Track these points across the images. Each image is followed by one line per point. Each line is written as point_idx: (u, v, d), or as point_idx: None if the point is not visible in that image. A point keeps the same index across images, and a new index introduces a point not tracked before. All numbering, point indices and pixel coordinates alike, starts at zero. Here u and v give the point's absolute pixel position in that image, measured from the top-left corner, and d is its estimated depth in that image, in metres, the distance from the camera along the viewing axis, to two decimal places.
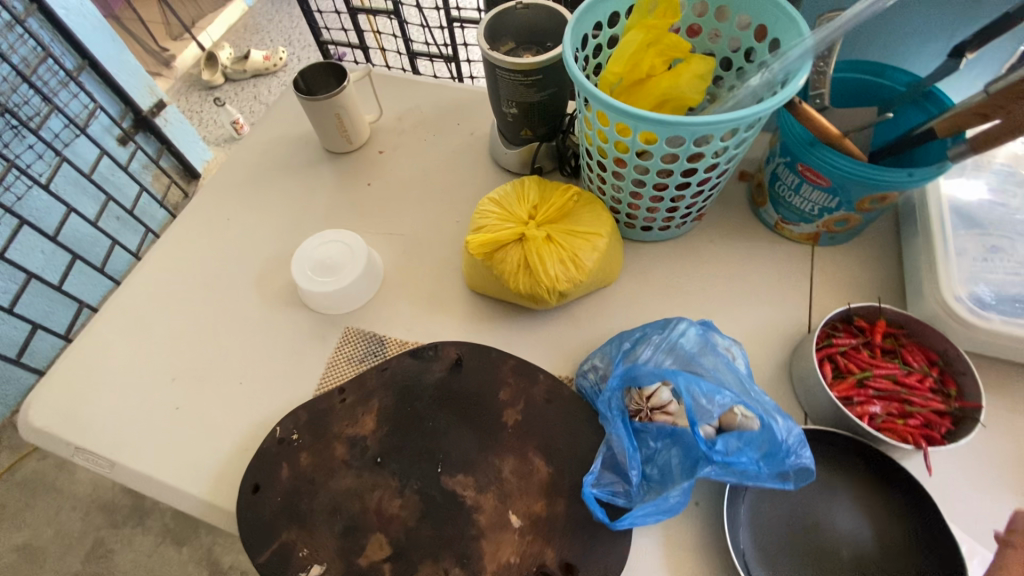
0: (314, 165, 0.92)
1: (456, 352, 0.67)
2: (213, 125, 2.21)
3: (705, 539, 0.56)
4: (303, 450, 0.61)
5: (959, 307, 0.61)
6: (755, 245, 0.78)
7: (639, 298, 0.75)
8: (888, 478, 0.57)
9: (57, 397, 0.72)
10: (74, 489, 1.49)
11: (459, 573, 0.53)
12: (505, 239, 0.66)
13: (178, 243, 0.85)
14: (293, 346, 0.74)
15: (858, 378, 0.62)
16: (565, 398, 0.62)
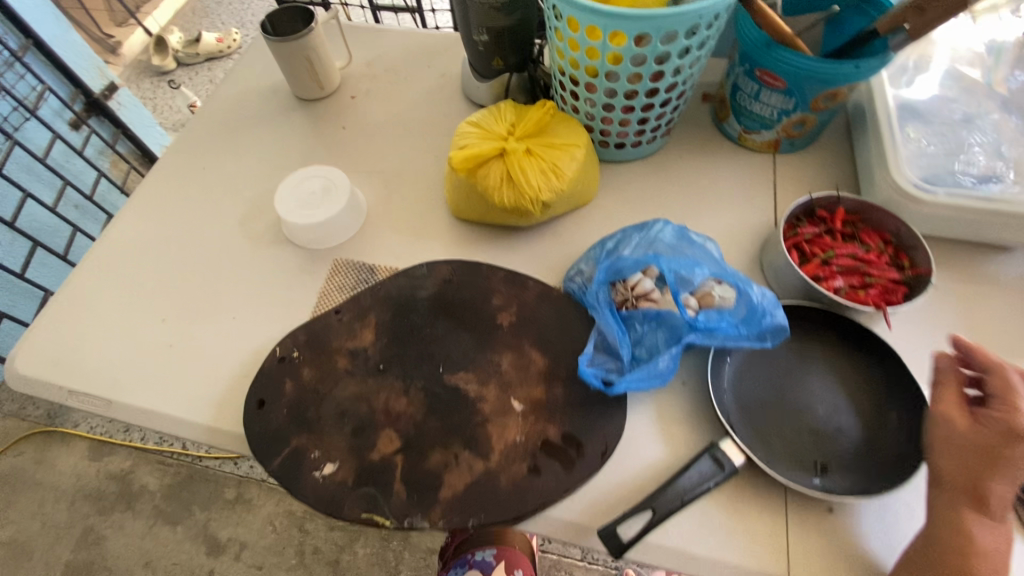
0: (287, 113, 0.92)
1: (447, 268, 0.70)
2: (168, 111, 2.14)
3: (693, 410, 0.60)
4: (305, 365, 0.63)
5: (908, 185, 0.66)
6: (721, 157, 0.82)
7: (617, 210, 0.78)
8: (855, 342, 0.62)
9: (44, 346, 0.71)
10: (56, 481, 1.46)
11: (469, 455, 0.56)
12: (486, 153, 0.68)
13: (155, 194, 0.84)
14: (283, 280, 0.75)
15: (822, 259, 0.66)
16: (555, 298, 0.66)
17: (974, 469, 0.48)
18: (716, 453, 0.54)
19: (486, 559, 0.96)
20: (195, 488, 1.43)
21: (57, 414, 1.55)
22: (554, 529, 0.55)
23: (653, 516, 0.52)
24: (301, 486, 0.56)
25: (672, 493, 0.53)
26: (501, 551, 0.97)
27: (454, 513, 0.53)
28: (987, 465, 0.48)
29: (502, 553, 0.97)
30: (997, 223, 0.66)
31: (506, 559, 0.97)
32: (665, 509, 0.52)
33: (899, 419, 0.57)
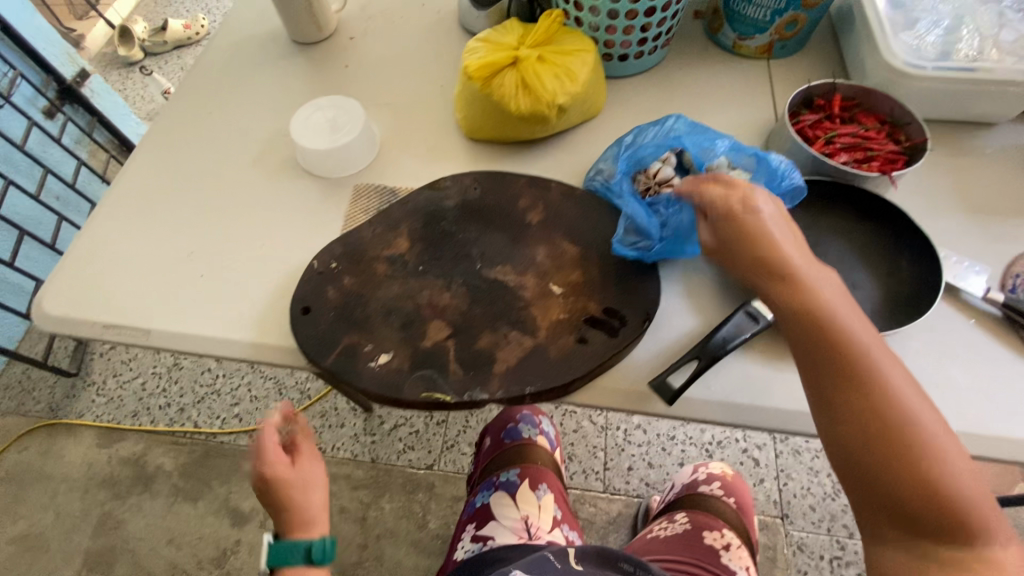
0: (286, 56, 0.91)
1: (471, 178, 0.71)
2: (141, 100, 1.91)
3: (721, 281, 0.64)
4: (345, 274, 0.64)
5: (900, 64, 0.70)
6: (720, 64, 0.85)
7: (626, 119, 0.80)
8: (864, 209, 0.66)
9: (70, 286, 0.70)
10: (66, 472, 1.42)
11: (517, 334, 0.59)
12: (501, 63, 0.71)
13: (164, 140, 0.83)
14: (306, 208, 0.75)
15: (827, 138, 0.71)
16: (579, 195, 0.68)
17: (798, 314, 0.51)
18: (750, 309, 0.57)
19: (510, 480, 0.96)
20: (212, 464, 1.41)
21: (61, 406, 1.48)
22: (602, 394, 0.59)
23: (698, 364, 0.56)
24: (358, 376, 0.58)
25: (716, 344, 0.56)
26: (526, 469, 0.97)
27: (511, 382, 0.57)
28: (760, 260, 0.53)
29: (527, 471, 0.97)
30: (984, 95, 0.71)
31: (531, 477, 0.96)
32: (710, 358, 0.56)
33: (911, 272, 0.62)
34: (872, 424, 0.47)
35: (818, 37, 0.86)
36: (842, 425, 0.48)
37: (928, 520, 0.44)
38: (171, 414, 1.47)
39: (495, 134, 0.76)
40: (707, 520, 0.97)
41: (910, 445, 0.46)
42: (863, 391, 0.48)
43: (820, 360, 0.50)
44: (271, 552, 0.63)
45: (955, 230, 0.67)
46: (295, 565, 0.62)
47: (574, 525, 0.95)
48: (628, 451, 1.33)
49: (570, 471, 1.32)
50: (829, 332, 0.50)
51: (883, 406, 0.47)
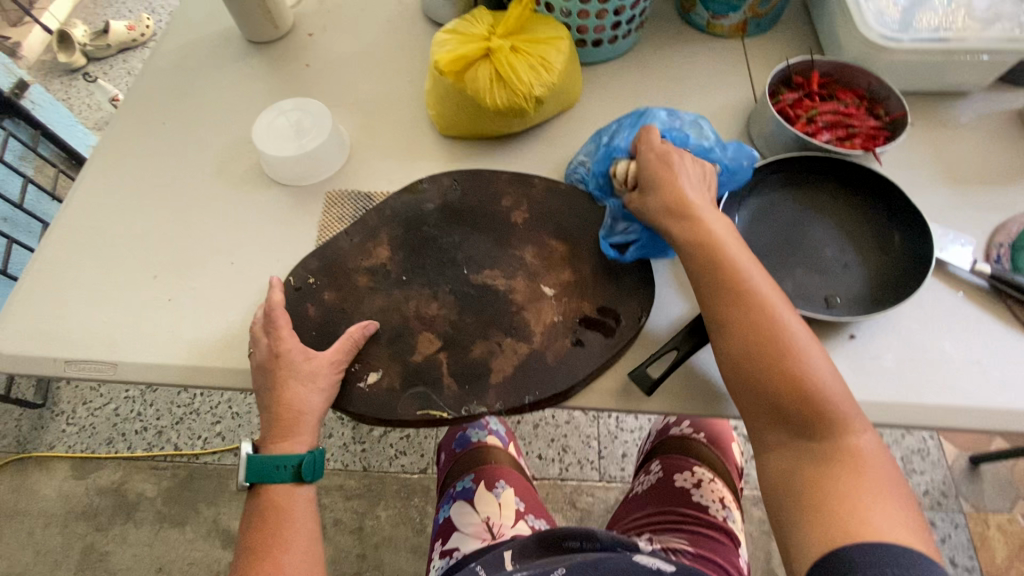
0: (240, 58, 0.86)
1: (450, 178, 0.68)
2: (88, 110, 1.77)
3: None
4: (325, 289, 0.61)
5: (875, 36, 0.69)
6: (696, 44, 0.82)
7: (605, 106, 0.78)
8: (855, 189, 0.66)
9: (25, 321, 0.65)
10: (41, 506, 1.30)
11: (511, 340, 0.58)
12: (473, 56, 0.67)
13: (117, 155, 0.78)
14: (273, 218, 0.71)
15: (808, 117, 0.69)
16: (563, 188, 0.66)
17: (686, 243, 0.53)
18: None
19: (467, 486, 0.85)
20: (198, 486, 1.31)
21: (30, 439, 1.35)
22: (602, 396, 0.57)
23: (679, 354, 0.55)
24: (350, 399, 0.56)
25: (697, 331, 0.55)
26: (479, 471, 0.86)
27: (508, 395, 0.55)
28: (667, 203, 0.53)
29: (482, 472, 0.86)
30: (956, 66, 0.71)
31: (486, 478, 0.85)
32: (691, 347, 0.55)
33: (901, 249, 0.62)
34: (749, 337, 0.49)
35: (790, 13, 0.84)
36: (723, 339, 0.50)
37: (796, 415, 0.47)
38: (149, 439, 1.35)
39: (470, 131, 0.73)
40: (677, 462, 0.86)
41: (780, 356, 0.48)
42: (740, 308, 0.50)
43: (705, 283, 0.52)
44: (249, 463, 0.55)
45: (938, 204, 0.67)
46: (279, 481, 0.55)
47: (543, 514, 0.84)
48: (620, 438, 1.31)
49: (564, 463, 1.29)
50: (712, 255, 0.51)
51: (759, 320, 0.49)
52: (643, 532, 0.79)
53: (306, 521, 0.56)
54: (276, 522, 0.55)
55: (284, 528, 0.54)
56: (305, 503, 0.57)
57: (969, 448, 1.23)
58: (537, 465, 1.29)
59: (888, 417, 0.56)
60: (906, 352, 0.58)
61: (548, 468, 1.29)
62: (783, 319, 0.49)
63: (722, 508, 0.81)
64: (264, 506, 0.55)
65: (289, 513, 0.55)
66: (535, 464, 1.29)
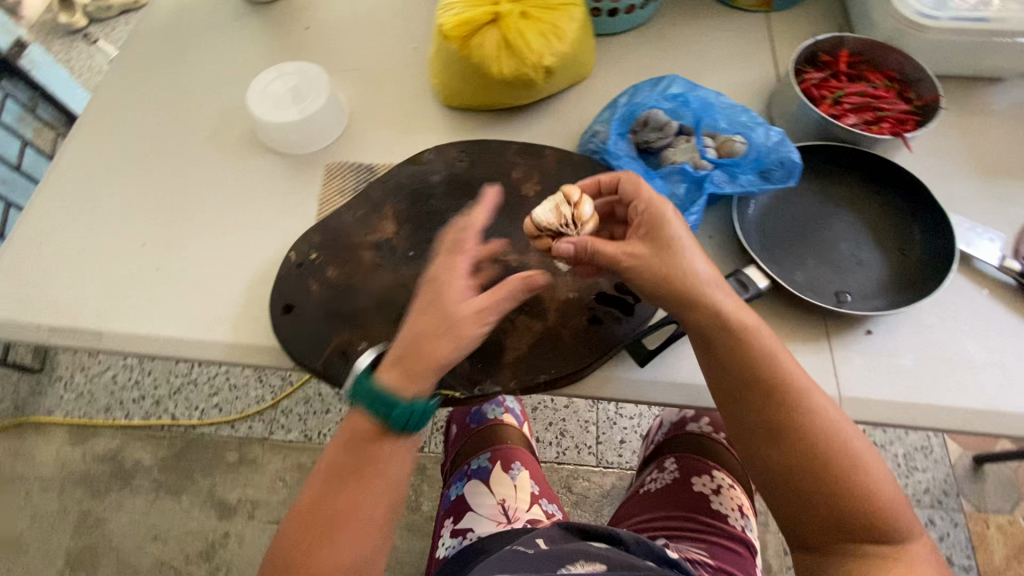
0: (239, 19, 0.82)
1: (456, 151, 0.65)
2: None
3: (722, 258, 0.59)
4: (328, 264, 0.59)
5: (910, 14, 0.65)
6: (718, 18, 0.78)
7: (623, 79, 0.73)
8: (879, 177, 0.62)
9: (9, 285, 0.63)
10: (39, 472, 1.30)
11: (525, 319, 0.55)
12: (479, 20, 0.63)
13: (110, 116, 0.75)
14: (271, 187, 0.68)
15: (833, 99, 0.66)
16: (577, 164, 0.63)
17: (730, 351, 0.48)
18: (741, 277, 0.55)
19: (482, 466, 0.81)
20: (194, 456, 1.30)
21: (27, 404, 1.35)
22: (610, 385, 0.55)
23: (677, 329, 0.54)
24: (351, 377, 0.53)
25: None
26: (496, 450, 0.84)
27: (524, 373, 0.53)
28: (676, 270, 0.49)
29: (498, 452, 0.83)
30: (993, 49, 0.67)
31: (502, 458, 0.82)
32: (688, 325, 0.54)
33: (922, 243, 0.58)
34: (809, 454, 0.46)
35: None
36: (778, 456, 0.47)
37: (857, 524, 0.46)
38: (146, 408, 1.35)
39: (473, 101, 0.69)
40: (694, 463, 0.75)
41: (847, 471, 0.46)
42: (798, 421, 0.47)
43: (754, 393, 0.48)
44: (359, 386, 0.47)
45: (969, 196, 0.63)
46: (373, 420, 0.47)
47: (556, 499, 0.81)
48: (619, 425, 1.28)
49: (562, 447, 1.27)
50: (763, 365, 0.48)
51: (820, 435, 0.46)
52: (657, 537, 0.68)
53: (391, 470, 0.48)
54: (360, 459, 0.47)
55: (367, 470, 0.47)
56: (396, 452, 0.48)
57: (972, 447, 1.20)
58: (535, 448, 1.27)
59: (904, 419, 0.53)
60: (924, 350, 0.55)
61: (545, 452, 1.26)
62: (843, 429, 0.47)
63: (741, 518, 0.70)
64: (354, 435, 0.48)
65: (375, 456, 0.48)
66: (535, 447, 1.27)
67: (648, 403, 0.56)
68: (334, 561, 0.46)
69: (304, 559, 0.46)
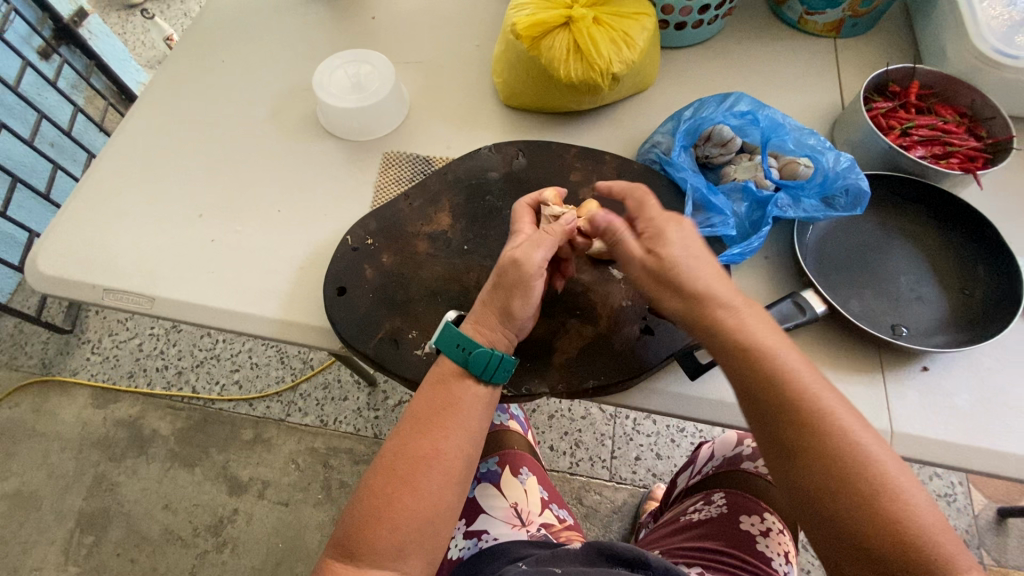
0: (308, 4, 0.83)
1: (516, 149, 0.65)
2: (141, 46, 1.72)
3: (775, 280, 0.59)
4: (383, 251, 0.59)
5: (987, 50, 0.63)
6: (784, 41, 0.77)
7: (685, 93, 0.73)
8: (944, 212, 0.61)
9: (68, 242, 0.65)
10: (59, 430, 1.31)
11: (577, 322, 0.55)
12: (552, 23, 0.64)
13: (177, 87, 0.76)
14: (329, 170, 0.69)
15: (902, 130, 0.65)
16: (636, 172, 0.63)
17: (737, 361, 0.45)
18: (799, 299, 0.54)
19: (491, 469, 0.78)
20: (211, 431, 1.30)
21: (53, 363, 1.36)
22: (653, 397, 0.55)
23: None
24: (402, 365, 0.54)
25: None
26: (503, 454, 0.80)
27: (572, 376, 0.53)
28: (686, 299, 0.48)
29: (506, 457, 0.80)
30: None
31: (510, 462, 0.79)
32: None
33: (986, 283, 0.57)
34: (830, 475, 0.41)
35: (889, 16, 0.78)
36: (795, 475, 0.43)
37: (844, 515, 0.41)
38: (169, 378, 1.35)
39: (534, 103, 0.70)
40: (744, 501, 0.72)
41: (874, 496, 0.40)
42: (813, 437, 0.42)
43: (765, 408, 0.44)
44: (443, 331, 0.51)
45: None
46: (460, 366, 0.50)
47: (564, 502, 0.81)
48: (636, 441, 1.22)
49: (575, 458, 1.22)
50: (772, 375, 0.44)
51: (839, 453, 0.41)
52: (694, 565, 0.66)
53: (474, 418, 0.49)
54: (444, 405, 0.49)
55: (450, 415, 0.49)
56: (478, 400, 0.50)
57: (1001, 499, 1.10)
58: (547, 457, 1.22)
59: (952, 460, 0.52)
60: (982, 391, 0.53)
61: (558, 461, 1.22)
62: (866, 447, 0.41)
63: (786, 564, 0.67)
64: (437, 382, 0.50)
65: (459, 402, 0.49)
66: (546, 454, 1.22)
67: (690, 419, 0.56)
68: (415, 507, 0.46)
69: (385, 504, 0.46)
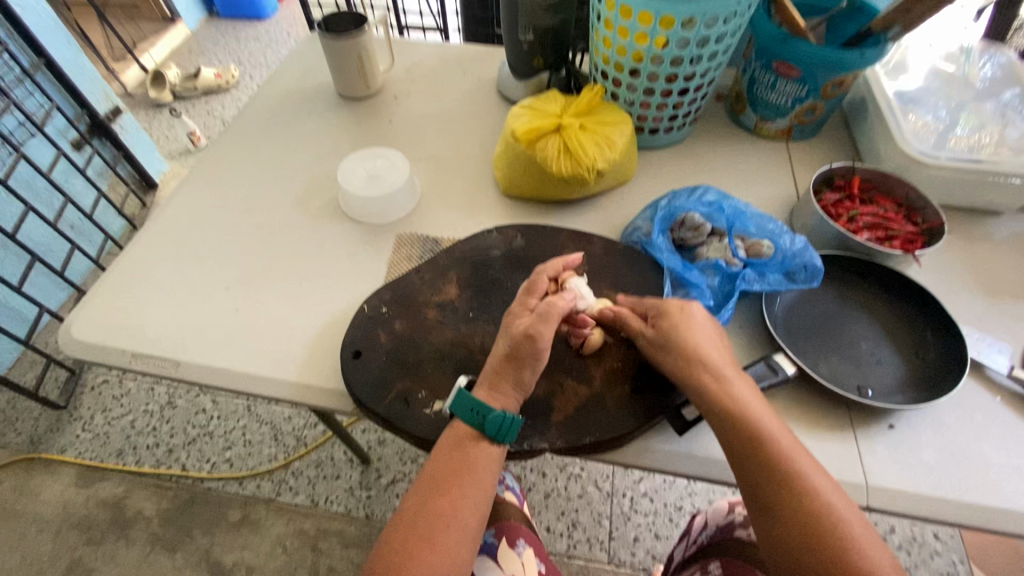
0: (333, 109, 0.96)
1: (516, 232, 0.74)
2: (166, 140, 1.87)
3: (749, 346, 0.66)
4: (396, 318, 0.65)
5: (913, 151, 0.75)
6: (743, 143, 0.90)
7: (661, 184, 0.84)
8: (894, 286, 0.69)
9: (102, 312, 0.70)
10: (38, 511, 1.27)
11: (573, 382, 0.60)
12: (545, 128, 0.76)
13: (214, 177, 0.86)
14: (348, 248, 0.77)
15: (849, 216, 0.75)
16: (621, 250, 0.72)
17: (725, 426, 0.52)
18: (771, 361, 0.60)
19: (488, 541, 0.77)
20: (198, 511, 1.27)
21: (42, 440, 1.35)
22: (646, 454, 0.59)
23: None
24: (412, 422, 0.58)
25: None
26: (499, 526, 0.78)
27: (571, 433, 0.57)
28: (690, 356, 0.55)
29: (502, 528, 0.78)
30: (989, 186, 0.76)
31: (507, 535, 0.78)
32: None
33: (936, 346, 0.64)
34: (806, 529, 0.47)
35: (831, 124, 0.92)
36: (776, 531, 0.49)
37: (799, 531, 0.47)
38: (159, 454, 1.34)
39: (530, 192, 0.80)
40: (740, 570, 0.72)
41: (846, 554, 0.46)
42: (793, 499, 0.48)
43: (751, 470, 0.50)
44: (458, 398, 0.55)
45: (978, 310, 0.70)
46: (476, 430, 0.55)
47: (560, 574, 0.80)
48: (633, 520, 1.21)
49: (573, 539, 1.19)
50: (757, 441, 0.50)
51: (814, 514, 0.47)
52: None
53: (487, 477, 0.54)
54: (462, 465, 0.53)
55: (466, 476, 0.53)
56: (491, 461, 0.55)
57: None
58: (544, 538, 1.19)
59: (926, 513, 0.55)
60: (945, 447, 0.58)
61: (555, 542, 1.19)
62: (835, 508, 0.48)
63: None
64: (455, 443, 0.55)
65: (476, 462, 0.54)
66: (543, 536, 1.19)
67: (681, 475, 0.59)
68: (432, 564, 0.49)
69: (404, 559, 0.49)
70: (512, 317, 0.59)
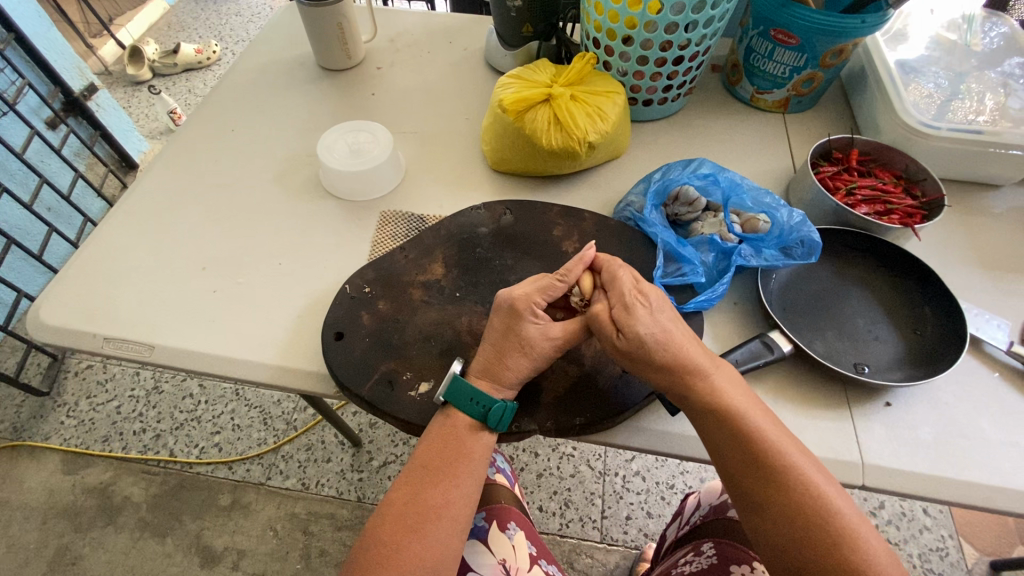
0: (314, 81, 0.92)
1: (503, 209, 0.71)
2: (145, 119, 1.81)
3: (744, 324, 0.64)
4: (380, 299, 0.63)
5: (914, 122, 0.73)
6: (740, 116, 0.87)
7: (655, 158, 0.81)
8: (892, 261, 0.67)
9: (72, 295, 0.67)
10: (24, 498, 1.25)
11: (564, 361, 0.58)
12: (534, 99, 0.72)
13: (189, 152, 0.83)
14: (330, 227, 0.74)
15: (848, 190, 0.72)
16: (613, 227, 0.69)
17: (711, 420, 0.50)
18: (766, 339, 0.58)
19: (478, 525, 0.76)
20: (187, 496, 1.25)
21: (26, 427, 1.32)
22: (638, 434, 0.57)
23: None
24: (397, 405, 0.56)
25: None
26: (490, 509, 0.77)
27: (561, 414, 0.55)
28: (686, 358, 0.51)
29: (493, 511, 0.77)
30: (991, 158, 0.74)
31: (497, 518, 0.77)
32: None
33: (935, 323, 0.62)
34: (798, 524, 0.46)
35: (830, 96, 0.89)
36: (767, 526, 0.47)
37: (790, 527, 0.46)
38: (145, 441, 1.31)
39: (519, 167, 0.77)
40: (733, 550, 0.71)
41: (838, 548, 0.44)
42: (783, 494, 0.46)
43: (737, 465, 0.49)
44: (455, 385, 0.53)
45: (976, 285, 0.68)
46: (474, 419, 0.53)
47: (551, 556, 0.79)
48: (626, 499, 1.21)
49: (566, 519, 1.19)
50: (745, 436, 0.48)
51: (808, 508, 0.46)
52: None
53: (481, 467, 0.52)
54: (454, 455, 0.52)
55: (460, 465, 0.51)
56: (485, 450, 0.53)
57: (993, 552, 1.09)
58: (536, 518, 1.19)
59: (922, 491, 0.54)
60: (942, 425, 0.57)
61: (548, 523, 1.19)
62: (828, 500, 0.46)
63: None
64: (447, 431, 0.53)
65: (469, 452, 0.52)
66: (535, 516, 1.19)
67: (674, 456, 0.58)
68: (421, 554, 0.48)
69: (392, 550, 0.48)
70: (519, 321, 0.54)
